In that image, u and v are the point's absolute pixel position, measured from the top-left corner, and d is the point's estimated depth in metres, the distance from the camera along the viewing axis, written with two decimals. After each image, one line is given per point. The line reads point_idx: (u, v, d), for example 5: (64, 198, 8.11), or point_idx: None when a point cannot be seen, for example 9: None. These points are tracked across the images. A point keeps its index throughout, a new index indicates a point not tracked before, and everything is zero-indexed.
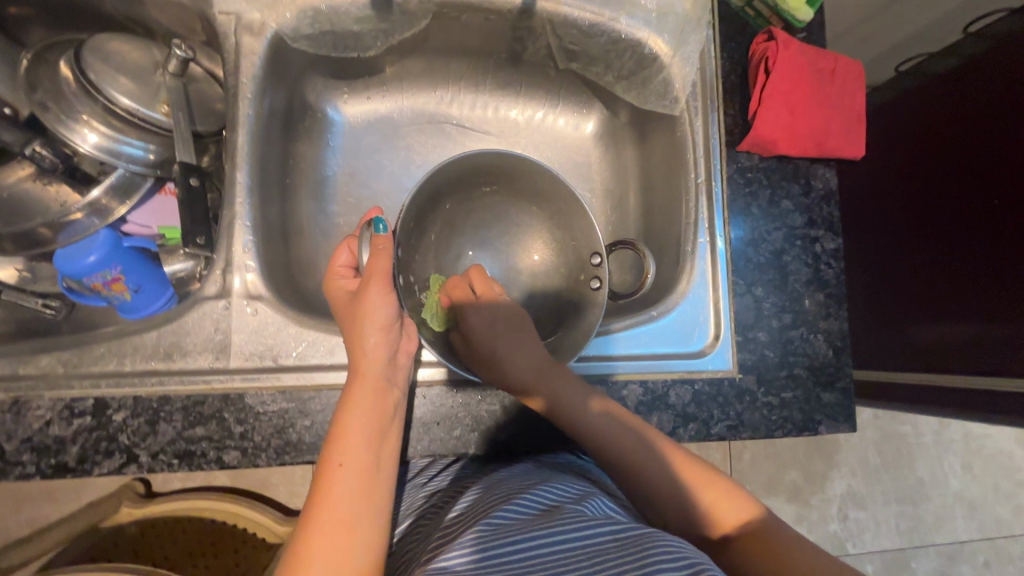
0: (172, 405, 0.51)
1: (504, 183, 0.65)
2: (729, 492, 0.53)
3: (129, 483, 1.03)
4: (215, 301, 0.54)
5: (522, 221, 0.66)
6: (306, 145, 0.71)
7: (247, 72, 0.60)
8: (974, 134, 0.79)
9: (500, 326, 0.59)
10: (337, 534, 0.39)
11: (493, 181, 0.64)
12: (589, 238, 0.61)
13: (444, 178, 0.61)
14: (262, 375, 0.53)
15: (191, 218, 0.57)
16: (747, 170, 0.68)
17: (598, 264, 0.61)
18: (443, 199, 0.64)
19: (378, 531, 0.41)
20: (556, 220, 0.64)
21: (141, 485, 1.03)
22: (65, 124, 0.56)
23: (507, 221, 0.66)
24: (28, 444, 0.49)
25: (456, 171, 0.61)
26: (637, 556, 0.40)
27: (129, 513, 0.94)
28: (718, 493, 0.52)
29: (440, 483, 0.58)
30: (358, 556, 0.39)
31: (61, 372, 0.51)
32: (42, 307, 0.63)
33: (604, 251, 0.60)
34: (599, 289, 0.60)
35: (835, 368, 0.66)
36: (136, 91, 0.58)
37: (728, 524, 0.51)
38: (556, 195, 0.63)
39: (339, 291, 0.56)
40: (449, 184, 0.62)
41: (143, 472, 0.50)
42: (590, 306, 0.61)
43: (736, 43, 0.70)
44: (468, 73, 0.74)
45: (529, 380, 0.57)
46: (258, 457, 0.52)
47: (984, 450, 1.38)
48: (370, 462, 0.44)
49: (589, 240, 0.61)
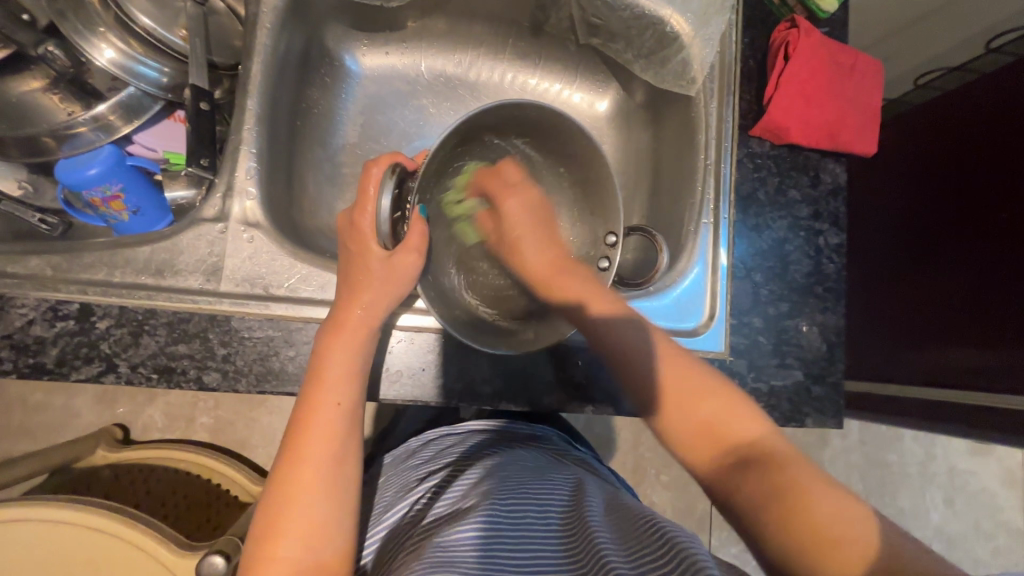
0: (157, 319, 0.51)
1: (534, 143, 0.62)
2: (734, 401, 0.46)
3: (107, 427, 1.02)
4: (212, 223, 0.54)
5: (552, 185, 0.64)
6: (319, 91, 0.70)
7: (268, 2, 0.59)
8: (978, 154, 0.79)
9: (524, 220, 0.60)
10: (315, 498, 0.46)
11: (526, 135, 0.61)
12: (608, 216, 0.58)
13: (476, 128, 0.57)
14: (251, 302, 0.53)
15: (197, 139, 0.57)
16: (757, 156, 0.68)
17: (612, 244, 0.57)
18: (476, 147, 0.61)
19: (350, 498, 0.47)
20: (577, 188, 0.62)
21: (119, 431, 1.02)
22: (82, 35, 0.56)
23: (532, 179, 0.64)
24: (8, 341, 0.49)
25: (484, 125, 0.58)
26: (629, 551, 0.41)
27: (103, 455, 0.93)
28: (721, 401, 0.46)
29: (430, 469, 0.62)
30: (337, 522, 0.46)
31: (50, 275, 0.50)
32: (38, 221, 0.62)
33: (621, 231, 0.56)
34: (606, 270, 0.57)
35: (827, 362, 0.65)
36: (154, 13, 0.58)
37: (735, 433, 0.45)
38: (586, 165, 0.59)
39: (362, 227, 0.53)
40: (477, 134, 0.59)
41: (120, 383, 0.50)
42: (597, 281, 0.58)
43: (759, 31, 0.70)
44: (488, 39, 0.74)
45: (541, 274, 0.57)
46: (238, 382, 0.52)
47: (969, 486, 1.36)
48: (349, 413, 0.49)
49: (609, 216, 0.58)
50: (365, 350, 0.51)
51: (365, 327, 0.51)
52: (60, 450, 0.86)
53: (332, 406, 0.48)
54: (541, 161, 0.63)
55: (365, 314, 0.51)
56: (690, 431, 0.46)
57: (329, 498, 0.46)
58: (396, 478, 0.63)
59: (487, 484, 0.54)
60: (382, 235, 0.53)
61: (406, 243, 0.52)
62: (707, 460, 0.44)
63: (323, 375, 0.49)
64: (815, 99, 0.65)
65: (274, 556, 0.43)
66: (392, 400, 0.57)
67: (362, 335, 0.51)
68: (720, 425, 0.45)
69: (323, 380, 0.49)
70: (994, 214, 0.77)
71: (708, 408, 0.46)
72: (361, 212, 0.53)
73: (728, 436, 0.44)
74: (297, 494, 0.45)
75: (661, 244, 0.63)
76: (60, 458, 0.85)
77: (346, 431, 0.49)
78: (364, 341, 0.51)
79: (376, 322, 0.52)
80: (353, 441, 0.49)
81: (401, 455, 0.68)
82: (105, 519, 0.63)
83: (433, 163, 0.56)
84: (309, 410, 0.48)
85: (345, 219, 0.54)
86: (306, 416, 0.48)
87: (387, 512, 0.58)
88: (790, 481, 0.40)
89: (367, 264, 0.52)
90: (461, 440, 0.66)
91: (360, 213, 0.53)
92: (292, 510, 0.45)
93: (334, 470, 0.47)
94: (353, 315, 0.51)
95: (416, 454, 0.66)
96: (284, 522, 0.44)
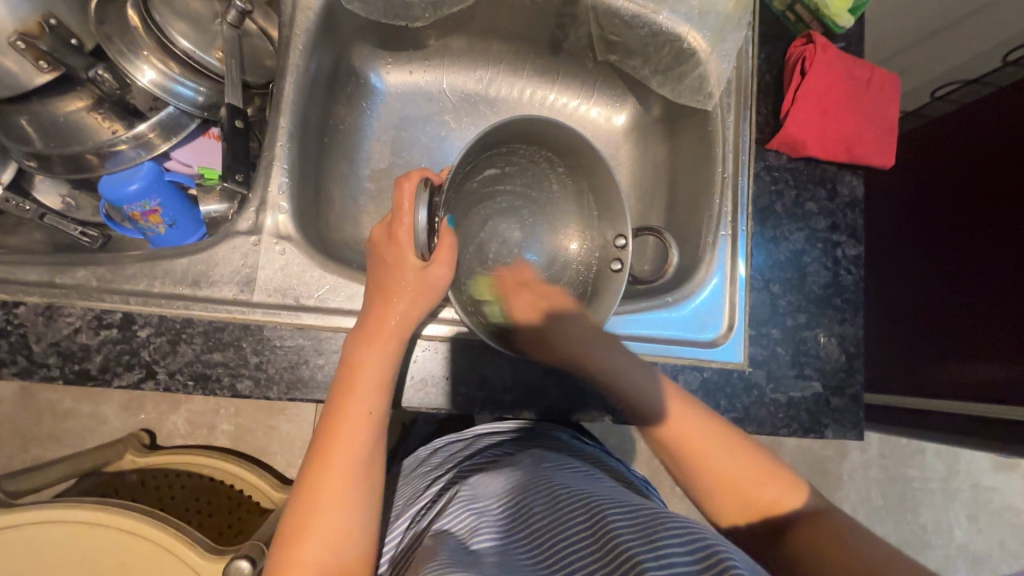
0: (193, 328, 0.53)
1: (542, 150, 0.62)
2: (771, 471, 0.51)
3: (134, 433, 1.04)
4: (247, 236, 0.56)
5: (549, 194, 0.65)
6: (345, 108, 0.72)
7: (300, 25, 0.62)
8: (993, 169, 0.80)
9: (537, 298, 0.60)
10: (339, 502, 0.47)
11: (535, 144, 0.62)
12: (615, 219, 0.59)
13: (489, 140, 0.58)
14: (283, 311, 0.55)
15: (231, 156, 0.60)
16: (774, 168, 0.69)
17: (622, 247, 0.58)
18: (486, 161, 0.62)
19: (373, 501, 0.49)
20: (580, 193, 0.64)
21: (146, 436, 1.04)
22: (126, 58, 0.60)
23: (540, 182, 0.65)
24: (55, 348, 0.51)
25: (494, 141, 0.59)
26: (643, 534, 0.41)
27: (131, 460, 0.95)
28: (760, 472, 0.51)
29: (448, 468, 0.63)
30: (359, 528, 0.47)
31: (95, 285, 0.53)
32: (80, 234, 0.66)
33: (628, 232, 0.58)
34: (618, 272, 0.58)
35: (846, 374, 0.65)
36: (193, 35, 0.61)
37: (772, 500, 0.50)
38: (589, 169, 0.60)
39: (399, 237, 0.54)
40: (488, 148, 0.59)
41: (159, 389, 0.52)
42: (608, 286, 0.59)
43: (774, 46, 0.71)
44: (509, 56, 0.76)
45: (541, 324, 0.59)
46: (270, 389, 0.54)
47: (993, 503, 1.33)
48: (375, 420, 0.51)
49: (616, 220, 0.59)
50: (395, 358, 0.52)
51: (397, 337, 0.53)
52: (91, 454, 0.88)
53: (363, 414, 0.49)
54: (546, 168, 0.64)
55: (399, 325, 0.53)
56: (720, 492, 0.51)
57: (357, 507, 0.47)
58: (409, 485, 0.65)
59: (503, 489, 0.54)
60: (421, 246, 0.54)
61: (441, 258, 0.54)
62: (747, 526, 0.51)
63: (353, 383, 0.50)
64: (832, 113, 0.66)
65: (299, 562, 0.44)
66: (415, 408, 0.58)
67: (393, 345, 0.52)
68: (746, 486, 0.51)
69: (351, 388, 0.50)
70: (1003, 231, 0.77)
71: (735, 469, 0.51)
72: (400, 223, 0.54)
73: (749, 491, 0.51)
74: (323, 500, 0.46)
75: (671, 241, 0.62)
76: (90, 463, 0.87)
77: (373, 439, 0.50)
78: (394, 351, 0.52)
79: (406, 334, 0.53)
80: (380, 450, 0.51)
81: (413, 464, 0.69)
82: (124, 518, 0.65)
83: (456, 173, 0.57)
84: (336, 418, 0.49)
85: (382, 230, 0.56)
86: (334, 422, 0.49)
87: (400, 517, 0.59)
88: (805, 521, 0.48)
89: (401, 277, 0.54)
90: (471, 443, 0.67)
91: (397, 224, 0.54)
92: (319, 515, 0.46)
93: (362, 479, 0.48)
94: (387, 325, 0.52)
95: (425, 463, 0.67)
96: (308, 531, 0.45)
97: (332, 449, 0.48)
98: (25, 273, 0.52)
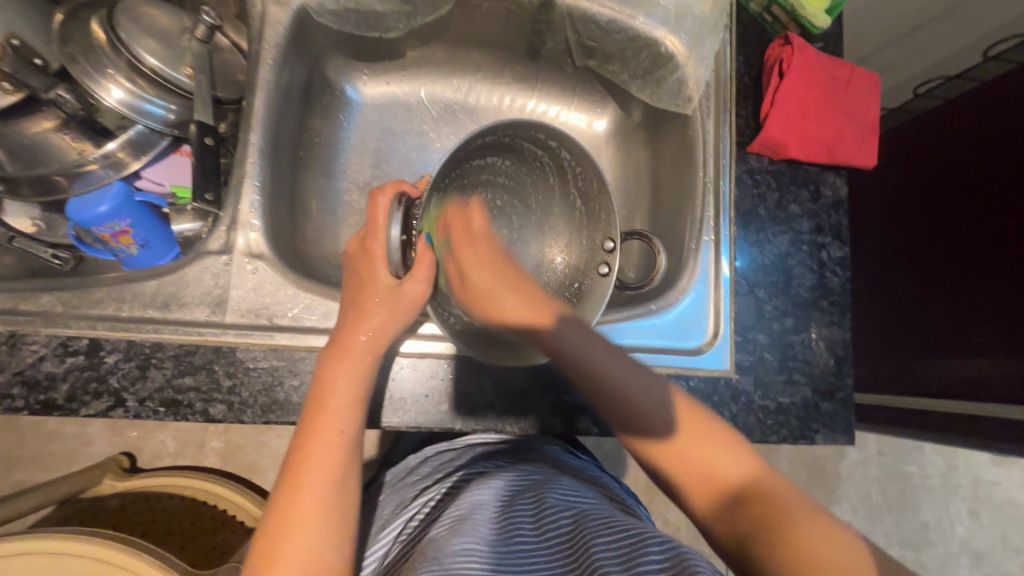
0: (164, 352, 0.52)
1: (540, 158, 0.61)
2: (718, 434, 0.48)
3: (116, 455, 1.02)
4: (217, 256, 0.55)
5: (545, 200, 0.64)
6: (321, 121, 0.71)
7: (270, 40, 0.61)
8: (982, 163, 0.78)
9: (474, 256, 0.53)
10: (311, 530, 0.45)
11: (539, 154, 0.61)
12: (605, 222, 0.58)
13: (481, 147, 0.57)
14: (255, 332, 0.54)
15: (201, 174, 0.59)
16: (756, 172, 0.68)
17: (611, 250, 0.56)
18: (481, 166, 0.60)
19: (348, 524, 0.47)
20: (566, 195, 0.63)
21: (127, 460, 1.02)
22: (92, 78, 0.58)
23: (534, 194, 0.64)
24: (20, 378, 0.50)
25: (477, 147, 0.56)
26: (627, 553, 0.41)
27: (109, 485, 0.92)
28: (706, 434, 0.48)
29: (429, 481, 0.62)
30: (336, 548, 0.46)
31: (60, 311, 0.51)
32: (50, 257, 0.65)
33: (617, 236, 0.55)
34: (606, 275, 0.56)
35: (835, 377, 0.64)
36: (162, 53, 0.59)
37: (717, 468, 0.46)
38: (585, 176, 0.58)
39: (374, 253, 0.54)
40: (472, 154, 0.57)
41: (129, 417, 0.51)
42: (596, 289, 0.58)
43: (752, 48, 0.70)
44: (487, 64, 0.75)
45: (475, 293, 0.52)
46: (244, 412, 0.52)
47: (994, 497, 1.31)
48: (351, 439, 0.49)
49: (607, 223, 0.57)
50: (368, 375, 0.51)
51: (368, 354, 0.51)
52: (64, 481, 0.85)
53: (337, 434, 0.48)
54: (531, 172, 0.63)
55: (370, 341, 0.51)
56: (687, 475, 0.47)
57: (329, 525, 0.46)
58: (393, 497, 0.64)
59: (497, 492, 0.54)
60: (394, 262, 0.53)
61: (418, 273, 0.52)
62: (699, 494, 0.46)
63: (325, 402, 0.49)
64: (811, 114, 0.65)
65: None
66: (396, 427, 0.57)
67: (366, 362, 0.51)
68: (722, 468, 0.46)
69: (323, 406, 0.49)
70: (995, 224, 0.76)
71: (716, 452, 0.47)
72: (374, 239, 0.54)
73: (724, 476, 0.46)
74: (293, 524, 0.45)
75: (660, 246, 0.58)
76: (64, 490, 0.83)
77: (347, 460, 0.48)
78: (368, 367, 0.51)
79: (380, 349, 0.52)
80: (355, 466, 0.49)
81: (399, 474, 0.68)
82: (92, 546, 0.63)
83: (440, 179, 0.55)
84: (308, 440, 0.48)
85: (356, 244, 0.55)
86: (305, 444, 0.48)
87: (382, 531, 0.58)
88: (781, 507, 0.42)
89: (373, 293, 0.52)
90: (462, 453, 0.66)
91: (371, 239, 0.54)
92: (289, 539, 0.44)
93: (335, 497, 0.47)
94: (357, 341, 0.51)
95: (413, 472, 0.66)
96: (282, 551, 0.44)
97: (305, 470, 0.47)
98: None
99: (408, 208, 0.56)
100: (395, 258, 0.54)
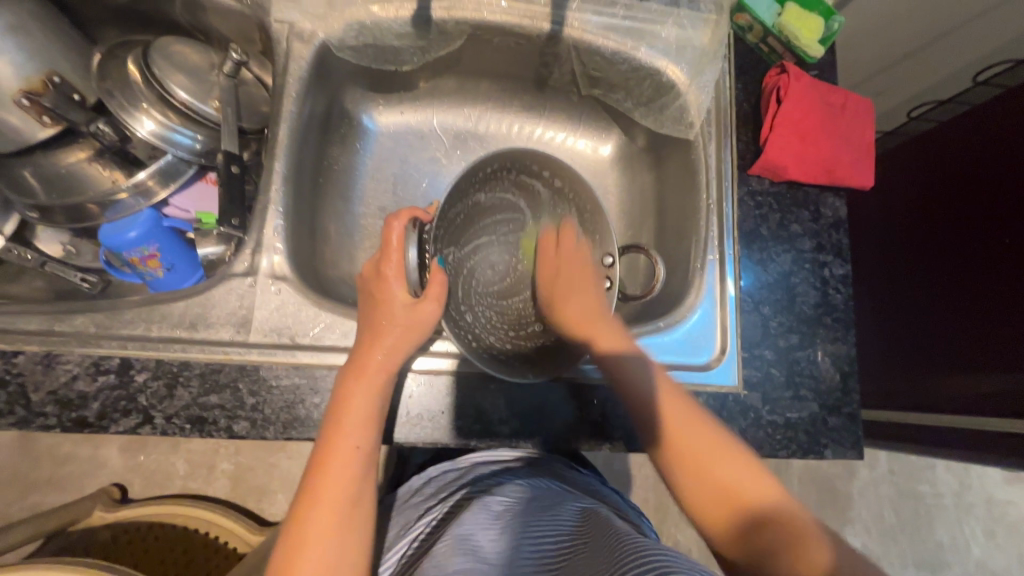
0: (190, 370, 0.54)
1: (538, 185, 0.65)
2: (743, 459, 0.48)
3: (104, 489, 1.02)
4: (243, 278, 0.57)
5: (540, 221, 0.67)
6: (339, 149, 0.74)
7: (294, 74, 0.65)
8: (979, 181, 0.80)
9: (565, 275, 0.62)
10: (325, 541, 0.46)
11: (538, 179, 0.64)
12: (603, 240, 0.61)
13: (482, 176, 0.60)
14: (278, 351, 0.56)
15: (228, 200, 0.62)
16: (757, 193, 0.71)
17: (611, 265, 0.61)
18: (484, 189, 0.63)
19: (361, 541, 0.48)
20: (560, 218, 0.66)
21: (116, 492, 1.01)
22: (126, 111, 0.61)
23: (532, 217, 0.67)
24: (53, 397, 0.52)
25: (479, 177, 0.60)
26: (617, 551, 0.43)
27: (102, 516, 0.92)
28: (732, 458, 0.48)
29: (438, 498, 0.63)
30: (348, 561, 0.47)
31: (93, 332, 0.54)
32: (80, 280, 0.68)
33: (616, 252, 0.60)
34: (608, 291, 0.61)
35: (842, 393, 0.65)
36: (192, 87, 0.63)
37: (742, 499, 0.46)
38: (579, 197, 0.62)
39: (388, 274, 0.55)
40: (472, 185, 0.60)
41: (156, 434, 0.53)
42: None
43: (750, 76, 0.74)
44: (496, 95, 0.79)
45: (574, 323, 0.59)
46: (266, 429, 0.54)
47: (1009, 517, 1.31)
48: (365, 454, 0.50)
49: (603, 241, 0.61)
50: (385, 392, 0.53)
51: (385, 371, 0.53)
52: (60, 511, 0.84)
53: (351, 449, 0.49)
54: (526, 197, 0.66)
55: (385, 359, 0.53)
56: (704, 488, 0.48)
57: (342, 538, 0.47)
58: (403, 515, 0.64)
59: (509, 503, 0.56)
60: (411, 282, 0.56)
61: (430, 293, 0.55)
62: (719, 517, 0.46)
63: (342, 419, 0.50)
64: (809, 137, 0.68)
65: None
66: (411, 444, 0.58)
67: (381, 379, 0.53)
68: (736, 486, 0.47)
69: (340, 421, 0.50)
70: (996, 238, 0.77)
71: (731, 470, 0.47)
72: (389, 260, 0.56)
73: (741, 493, 0.46)
74: (305, 537, 0.46)
75: (657, 258, 0.60)
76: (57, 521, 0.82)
77: (362, 474, 0.50)
78: (383, 385, 0.52)
79: (395, 367, 0.53)
80: (370, 480, 0.51)
81: (408, 492, 0.69)
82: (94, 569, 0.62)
83: (449, 205, 0.58)
84: (326, 454, 0.49)
85: (371, 267, 0.57)
86: (324, 457, 0.49)
87: (392, 549, 0.59)
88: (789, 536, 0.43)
89: (388, 312, 0.54)
90: (469, 470, 0.67)
91: (386, 260, 0.56)
92: (305, 551, 0.45)
93: (349, 512, 0.48)
94: (374, 360, 0.52)
95: (421, 491, 0.67)
96: (296, 561, 0.45)
97: (319, 483, 0.48)
98: (25, 323, 0.53)
99: (420, 232, 0.58)
100: (414, 278, 0.57)
